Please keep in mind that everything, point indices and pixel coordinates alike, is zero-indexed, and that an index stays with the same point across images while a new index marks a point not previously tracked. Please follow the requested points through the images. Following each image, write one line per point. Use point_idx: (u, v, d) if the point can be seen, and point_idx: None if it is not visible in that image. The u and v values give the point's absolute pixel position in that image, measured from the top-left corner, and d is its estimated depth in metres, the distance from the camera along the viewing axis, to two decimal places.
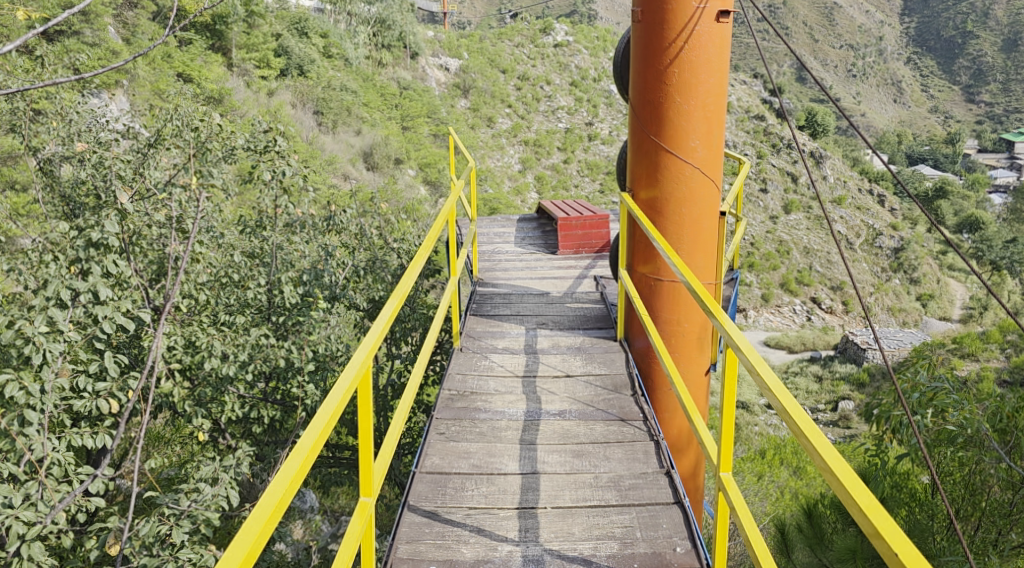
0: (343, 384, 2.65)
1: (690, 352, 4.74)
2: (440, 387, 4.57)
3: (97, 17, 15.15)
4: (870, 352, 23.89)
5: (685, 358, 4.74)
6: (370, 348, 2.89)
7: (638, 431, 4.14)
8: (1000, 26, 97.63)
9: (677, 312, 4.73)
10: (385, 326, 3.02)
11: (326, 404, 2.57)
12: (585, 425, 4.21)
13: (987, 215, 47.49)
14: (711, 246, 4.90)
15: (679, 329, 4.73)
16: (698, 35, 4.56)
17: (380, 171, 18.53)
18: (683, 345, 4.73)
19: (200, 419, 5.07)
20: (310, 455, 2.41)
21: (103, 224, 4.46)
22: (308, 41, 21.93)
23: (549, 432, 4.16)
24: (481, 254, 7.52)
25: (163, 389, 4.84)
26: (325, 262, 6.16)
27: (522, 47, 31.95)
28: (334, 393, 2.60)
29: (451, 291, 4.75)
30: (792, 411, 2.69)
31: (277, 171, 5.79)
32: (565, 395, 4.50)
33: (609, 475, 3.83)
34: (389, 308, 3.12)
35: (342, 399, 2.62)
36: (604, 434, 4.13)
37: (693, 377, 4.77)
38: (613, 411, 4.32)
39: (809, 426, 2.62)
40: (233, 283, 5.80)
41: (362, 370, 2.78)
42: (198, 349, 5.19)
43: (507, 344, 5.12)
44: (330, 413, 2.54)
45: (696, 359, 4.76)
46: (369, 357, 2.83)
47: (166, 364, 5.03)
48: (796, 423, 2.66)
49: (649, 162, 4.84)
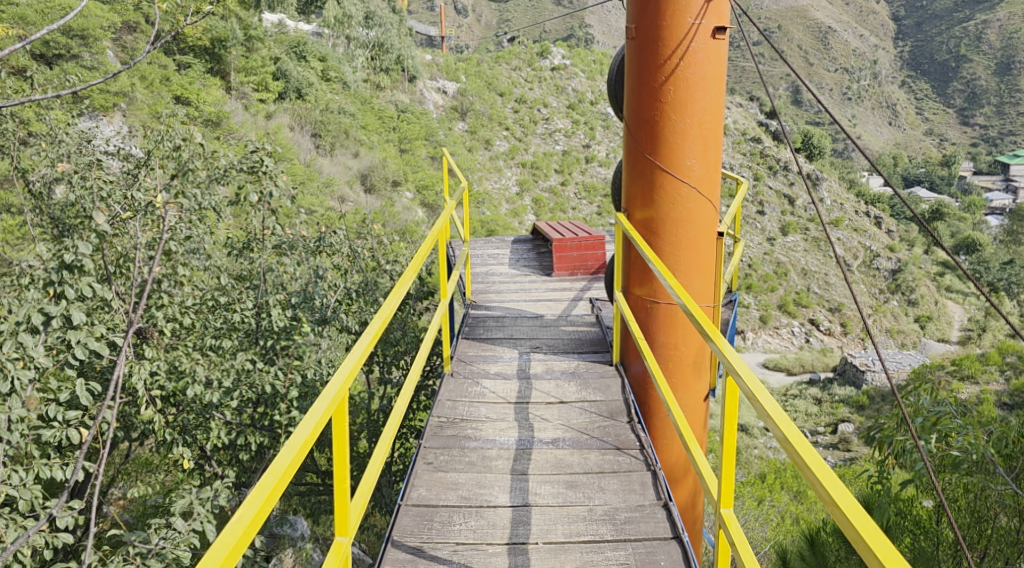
0: (314, 415, 2.62)
1: (688, 376, 4.63)
2: (429, 414, 4.45)
3: (96, 41, 15.20)
4: (869, 374, 23.78)
5: (683, 383, 4.63)
6: (348, 377, 2.86)
7: (635, 461, 4.02)
8: (994, 50, 98.18)
9: (674, 336, 4.62)
10: (364, 352, 2.98)
11: (296, 436, 2.53)
12: (579, 454, 4.08)
13: (984, 237, 47.57)
14: (709, 268, 4.80)
15: (676, 354, 4.62)
16: (693, 52, 4.49)
17: (377, 193, 18.46)
18: (680, 370, 4.62)
19: (181, 448, 4.95)
20: (277, 488, 2.39)
21: (77, 246, 4.36)
22: (307, 65, 21.99)
23: (542, 462, 4.03)
24: (475, 276, 7.42)
25: (143, 417, 4.72)
26: (315, 284, 6.05)
27: (519, 70, 32.06)
28: (305, 424, 2.57)
29: (441, 313, 4.65)
30: (793, 439, 2.57)
31: (264, 192, 5.63)
32: (559, 422, 4.38)
33: (604, 507, 3.70)
34: (370, 334, 3.09)
35: (313, 431, 2.58)
36: (599, 464, 4.00)
37: (691, 403, 4.65)
38: (608, 439, 4.20)
39: (811, 454, 2.51)
40: (221, 307, 5.68)
41: (337, 402, 2.71)
42: (181, 375, 5.08)
43: (499, 369, 5.00)
44: (299, 444, 2.51)
45: (694, 385, 4.64)
46: (345, 385, 2.80)
47: (147, 391, 4.91)
48: (797, 451, 2.54)
49: (644, 182, 4.75)
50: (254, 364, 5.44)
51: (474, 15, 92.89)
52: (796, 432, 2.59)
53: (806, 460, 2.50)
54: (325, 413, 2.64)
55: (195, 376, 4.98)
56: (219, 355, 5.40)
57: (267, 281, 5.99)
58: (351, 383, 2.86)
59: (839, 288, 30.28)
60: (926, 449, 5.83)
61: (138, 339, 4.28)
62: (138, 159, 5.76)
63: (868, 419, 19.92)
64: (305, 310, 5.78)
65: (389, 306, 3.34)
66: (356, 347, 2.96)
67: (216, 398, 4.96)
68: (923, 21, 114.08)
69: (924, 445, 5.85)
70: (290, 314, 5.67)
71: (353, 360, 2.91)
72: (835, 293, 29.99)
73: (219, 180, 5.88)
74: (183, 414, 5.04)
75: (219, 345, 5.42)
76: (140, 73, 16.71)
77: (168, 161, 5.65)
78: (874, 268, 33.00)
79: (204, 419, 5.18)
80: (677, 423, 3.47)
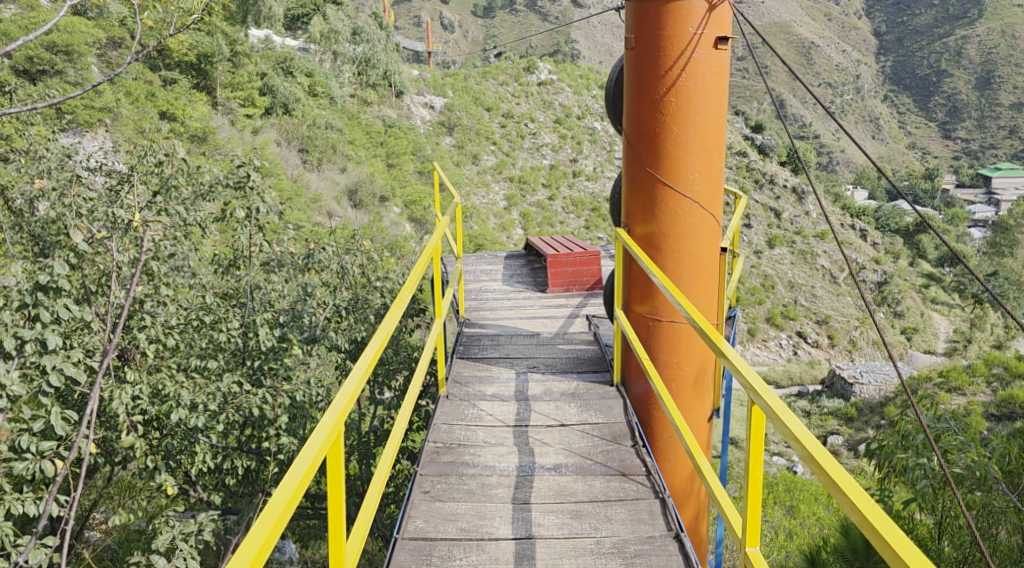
0: (307, 456, 2.51)
1: (690, 397, 4.51)
2: (424, 439, 4.30)
3: (81, 57, 15.05)
4: (858, 387, 23.82)
5: (687, 404, 4.51)
6: (343, 410, 2.75)
7: (641, 488, 3.88)
8: (974, 64, 99.04)
9: (676, 355, 4.50)
10: (359, 384, 2.86)
11: (287, 480, 2.42)
12: (583, 481, 3.94)
13: (967, 249, 47.80)
14: (711, 285, 4.70)
15: (679, 373, 4.50)
16: (695, 62, 4.40)
17: (365, 208, 18.32)
18: (683, 390, 4.50)
19: (164, 475, 4.77)
20: (272, 538, 2.29)
21: (53, 266, 4.20)
22: (293, 81, 21.88)
23: (544, 490, 3.88)
24: (468, 292, 7.30)
25: (124, 443, 4.54)
26: (304, 303, 5.96)
27: (506, 85, 32.06)
28: (297, 466, 2.45)
29: (437, 332, 4.52)
30: (828, 467, 2.50)
31: (251, 209, 5.53)
32: (560, 446, 4.24)
33: (612, 539, 3.56)
34: (361, 365, 2.96)
35: (306, 473, 2.46)
36: (604, 492, 3.86)
37: (695, 425, 4.54)
38: (612, 465, 4.07)
39: (848, 482, 2.44)
40: (206, 326, 5.51)
41: (330, 440, 2.62)
42: (165, 398, 4.90)
43: (496, 390, 4.85)
44: (292, 488, 2.40)
45: (697, 405, 4.53)
46: (339, 419, 2.69)
47: (129, 416, 4.73)
48: (834, 480, 2.47)
49: (645, 196, 4.64)
50: (241, 386, 5.28)
51: (461, 31, 93.06)
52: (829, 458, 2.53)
53: (844, 490, 2.43)
54: (319, 453, 2.53)
55: (179, 401, 4.81)
56: (204, 377, 5.24)
57: (254, 299, 5.84)
58: (344, 417, 2.75)
59: (826, 301, 30.30)
60: (929, 466, 5.73)
61: (117, 363, 4.10)
62: (122, 174, 5.60)
63: (858, 431, 19.85)
64: (294, 330, 5.62)
65: (382, 333, 3.23)
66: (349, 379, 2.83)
67: (202, 424, 4.78)
68: (904, 36, 115.40)
69: (926, 462, 5.75)
70: (277, 335, 5.51)
71: (344, 395, 2.78)
72: (822, 306, 29.98)
73: (205, 196, 5.81)
74: (167, 440, 4.87)
75: (205, 367, 5.27)
76: (125, 89, 16.62)
77: (151, 177, 5.49)
78: (861, 281, 33.05)
79: (190, 444, 5.00)
80: (691, 452, 3.37)
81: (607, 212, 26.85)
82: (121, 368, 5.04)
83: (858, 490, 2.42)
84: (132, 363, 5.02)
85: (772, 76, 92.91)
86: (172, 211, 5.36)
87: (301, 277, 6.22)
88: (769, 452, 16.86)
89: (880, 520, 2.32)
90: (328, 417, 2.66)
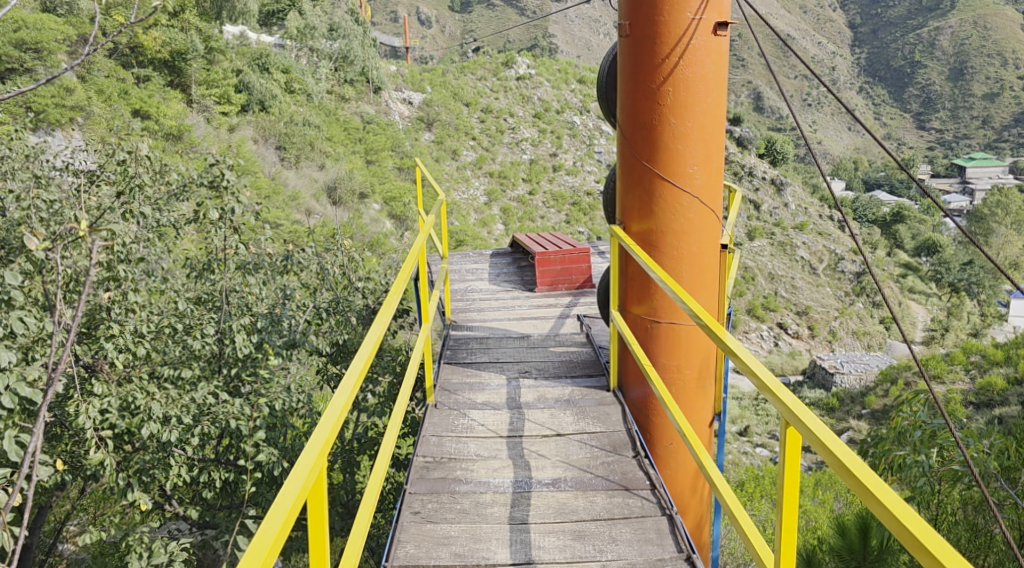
0: (289, 493, 2.36)
1: (692, 401, 4.35)
2: (413, 454, 4.11)
3: (51, 55, 14.64)
4: (839, 376, 23.92)
5: (688, 409, 4.34)
6: (326, 441, 2.60)
7: (646, 504, 3.70)
8: (946, 56, 100.14)
9: (675, 358, 4.33)
10: (342, 412, 2.71)
11: (267, 524, 2.26)
12: (584, 498, 3.76)
13: (943, 238, 48.05)
14: (713, 284, 4.53)
15: (679, 377, 4.33)
16: (694, 49, 4.23)
17: (344, 205, 18.05)
18: (684, 394, 4.33)
19: (135, 494, 4.51)
20: None
21: (6, 276, 3.92)
22: (269, 77, 21.51)
23: (543, 508, 3.70)
24: (454, 293, 7.12)
25: (91, 461, 4.30)
26: (282, 306, 5.69)
27: (484, 80, 31.76)
28: (282, 501, 2.31)
29: (424, 339, 4.34)
30: (862, 478, 2.47)
31: (225, 210, 5.25)
32: (558, 459, 4.06)
33: (618, 563, 3.37)
34: (343, 390, 2.79)
35: (290, 512, 2.31)
36: (607, 509, 3.68)
37: (698, 429, 4.38)
38: (614, 478, 3.89)
39: (884, 488, 2.43)
40: (179, 333, 5.24)
41: (311, 476, 2.46)
42: (136, 411, 4.65)
43: (487, 398, 4.67)
44: (272, 534, 2.23)
45: (699, 409, 4.36)
46: (322, 450, 2.54)
47: (97, 432, 4.48)
48: (867, 489, 2.45)
49: (642, 193, 4.47)
50: (217, 395, 5.02)
51: (438, 26, 92.88)
52: (858, 461, 2.52)
53: (880, 500, 2.39)
54: (303, 492, 2.37)
55: (149, 414, 4.56)
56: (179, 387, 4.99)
57: (230, 302, 5.59)
58: (328, 447, 2.59)
59: (806, 292, 30.25)
60: (927, 464, 5.55)
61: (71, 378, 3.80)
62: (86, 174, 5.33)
63: (839, 420, 19.67)
64: (272, 335, 5.33)
65: (365, 352, 3.07)
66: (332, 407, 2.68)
67: (174, 438, 4.53)
68: (878, 28, 115.15)
69: (925, 460, 5.57)
70: (254, 341, 5.25)
71: (326, 427, 2.62)
72: (802, 297, 29.92)
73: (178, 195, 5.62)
74: (137, 456, 4.65)
75: (179, 376, 5.02)
76: (97, 87, 16.32)
77: (114, 177, 5.25)
78: (840, 271, 33.09)
79: (164, 458, 4.74)
80: (696, 458, 3.27)
81: (588, 206, 26.68)
82: (88, 380, 4.84)
83: (894, 499, 2.38)
84: (99, 375, 4.82)
85: (749, 69, 93.19)
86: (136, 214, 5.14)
87: (279, 281, 6.02)
88: (753, 444, 16.71)
89: (926, 534, 2.27)
90: (309, 451, 2.49)
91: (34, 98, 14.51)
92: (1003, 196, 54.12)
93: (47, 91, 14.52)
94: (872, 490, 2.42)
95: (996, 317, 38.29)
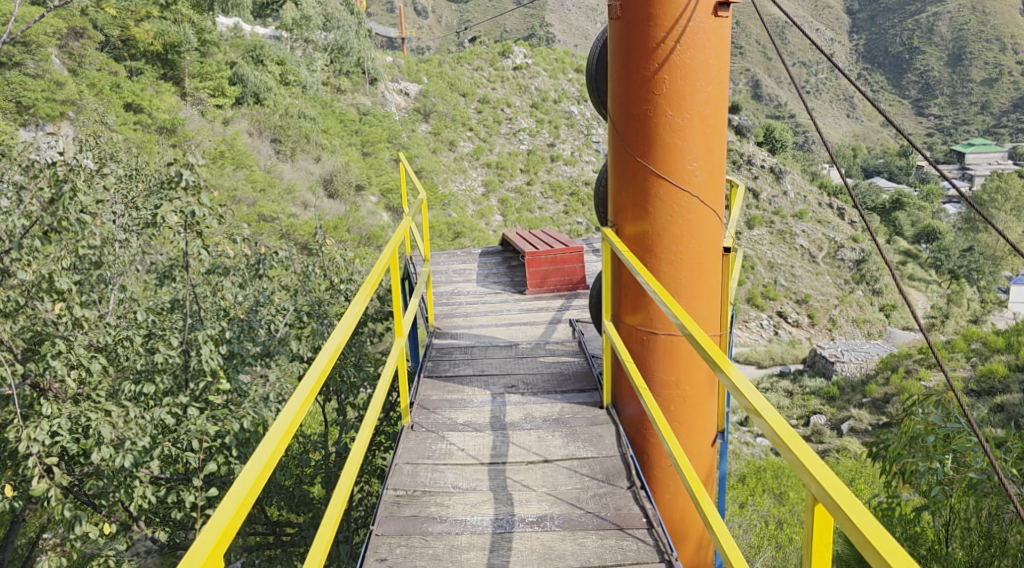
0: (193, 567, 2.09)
1: (691, 421, 4.05)
2: (383, 486, 3.80)
3: (40, 48, 15.06)
4: (839, 364, 23.56)
5: (686, 429, 4.05)
6: (239, 509, 2.34)
7: (641, 546, 3.40)
8: (944, 41, 99.69)
9: (674, 373, 4.04)
10: (263, 474, 2.46)
11: None
12: (572, 539, 3.46)
13: (943, 224, 47.74)
14: (714, 291, 4.23)
15: (678, 394, 4.03)
16: (692, 32, 3.92)
17: (340, 199, 17.78)
18: (683, 412, 4.04)
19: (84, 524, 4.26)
20: None
21: None
22: (264, 70, 21.14)
23: (526, 551, 3.40)
24: (440, 295, 6.83)
25: (37, 490, 4.09)
26: (257, 311, 5.47)
27: (481, 70, 31.30)
28: None
29: (399, 355, 4.05)
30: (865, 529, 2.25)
31: (183, 211, 4.92)
32: (544, 490, 3.77)
33: None
34: (270, 440, 2.54)
35: None
36: (597, 553, 3.38)
37: (699, 450, 4.09)
38: (606, 515, 3.59)
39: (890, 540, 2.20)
40: (139, 346, 4.99)
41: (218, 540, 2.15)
42: (87, 433, 4.40)
43: (468, 417, 4.38)
44: None
45: (699, 428, 4.07)
46: (233, 521, 2.31)
47: (42, 459, 4.23)
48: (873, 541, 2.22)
49: (636, 190, 4.16)
50: (181, 412, 4.76)
51: (435, 16, 92.30)
52: (861, 508, 2.29)
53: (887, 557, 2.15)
54: None
55: (100, 437, 4.33)
56: (139, 403, 4.74)
57: (203, 310, 5.36)
58: (245, 510, 2.34)
59: (806, 280, 29.99)
60: (942, 471, 5.28)
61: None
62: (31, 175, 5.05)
63: (839, 409, 19.24)
64: (244, 346, 5.12)
65: (312, 378, 2.80)
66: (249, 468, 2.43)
67: (128, 462, 4.28)
68: (877, 13, 113.53)
69: (939, 466, 5.29)
70: (223, 351, 4.99)
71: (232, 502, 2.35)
72: (802, 286, 29.66)
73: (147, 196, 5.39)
74: (90, 481, 4.41)
75: (140, 392, 4.77)
76: (89, 80, 16.09)
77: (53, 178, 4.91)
78: (839, 259, 32.63)
79: (124, 480, 4.51)
80: (693, 496, 3.00)
81: (586, 196, 26.41)
82: (36, 401, 4.63)
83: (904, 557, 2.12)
84: (49, 394, 4.57)
85: (749, 58, 92.65)
86: (72, 222, 4.85)
87: (255, 283, 5.82)
88: (753, 434, 16.52)
89: None
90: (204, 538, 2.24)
91: (24, 91, 14.28)
92: (1003, 181, 53.94)
93: (38, 85, 14.32)
94: (875, 543, 2.19)
95: (996, 304, 38.08)
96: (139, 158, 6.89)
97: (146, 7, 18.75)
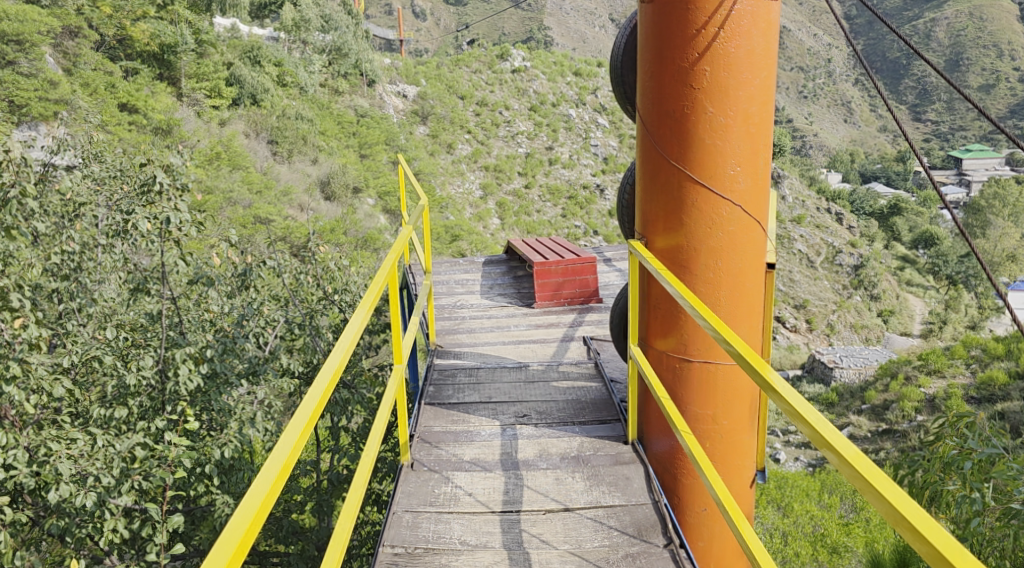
0: None
1: (730, 457, 3.69)
2: (380, 543, 3.40)
3: (33, 47, 14.71)
4: (839, 370, 23.16)
5: (725, 467, 3.69)
6: None
7: None
8: (942, 47, 101.00)
9: (711, 406, 3.67)
10: (247, 534, 2.15)
11: None
12: None
13: (941, 230, 47.61)
14: (755, 312, 3.86)
15: (715, 429, 3.68)
16: (737, 17, 3.56)
17: (337, 201, 17.43)
18: (720, 449, 3.68)
19: None
20: None
21: None
22: (261, 70, 20.77)
23: None
24: (442, 309, 6.47)
25: None
26: (243, 325, 5.14)
27: (479, 73, 30.88)
28: None
29: (401, 386, 3.68)
30: None
31: (157, 219, 4.52)
32: (564, 546, 3.41)
33: None
34: (259, 488, 2.22)
35: None
36: None
37: (737, 490, 3.73)
38: None
39: None
40: (111, 365, 4.65)
41: None
42: (46, 466, 4.07)
43: (476, 454, 4.01)
44: None
45: (738, 466, 3.71)
46: None
47: None
48: None
49: (670, 199, 3.80)
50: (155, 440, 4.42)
51: (433, 19, 91.87)
52: None
53: None
54: None
55: (60, 473, 4.01)
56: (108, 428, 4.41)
57: (184, 326, 5.06)
58: None
59: (804, 285, 29.68)
60: (981, 501, 4.81)
61: None
62: None
63: (838, 416, 18.86)
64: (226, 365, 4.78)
65: (308, 409, 2.48)
66: (230, 530, 2.12)
67: (91, 501, 3.97)
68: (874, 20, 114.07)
69: (978, 496, 4.82)
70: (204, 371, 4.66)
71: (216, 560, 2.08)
72: (800, 291, 29.41)
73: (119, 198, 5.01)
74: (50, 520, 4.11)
75: (110, 416, 4.45)
76: (82, 80, 15.73)
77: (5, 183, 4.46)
78: (838, 264, 32.28)
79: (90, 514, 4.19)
80: (738, 535, 2.68)
81: (585, 200, 26.05)
82: None
83: None
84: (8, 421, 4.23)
85: None
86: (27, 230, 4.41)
87: (243, 293, 5.49)
88: None
89: None
90: None
91: (16, 90, 13.88)
92: (1001, 188, 53.84)
93: (31, 84, 13.95)
94: None
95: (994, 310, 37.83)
96: (122, 156, 6.52)
97: (142, 6, 18.35)
